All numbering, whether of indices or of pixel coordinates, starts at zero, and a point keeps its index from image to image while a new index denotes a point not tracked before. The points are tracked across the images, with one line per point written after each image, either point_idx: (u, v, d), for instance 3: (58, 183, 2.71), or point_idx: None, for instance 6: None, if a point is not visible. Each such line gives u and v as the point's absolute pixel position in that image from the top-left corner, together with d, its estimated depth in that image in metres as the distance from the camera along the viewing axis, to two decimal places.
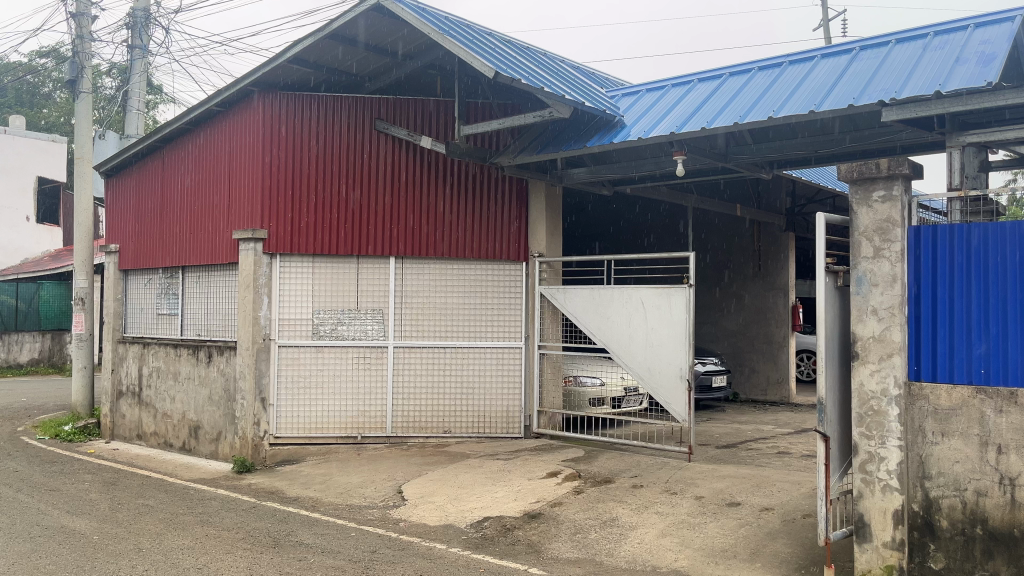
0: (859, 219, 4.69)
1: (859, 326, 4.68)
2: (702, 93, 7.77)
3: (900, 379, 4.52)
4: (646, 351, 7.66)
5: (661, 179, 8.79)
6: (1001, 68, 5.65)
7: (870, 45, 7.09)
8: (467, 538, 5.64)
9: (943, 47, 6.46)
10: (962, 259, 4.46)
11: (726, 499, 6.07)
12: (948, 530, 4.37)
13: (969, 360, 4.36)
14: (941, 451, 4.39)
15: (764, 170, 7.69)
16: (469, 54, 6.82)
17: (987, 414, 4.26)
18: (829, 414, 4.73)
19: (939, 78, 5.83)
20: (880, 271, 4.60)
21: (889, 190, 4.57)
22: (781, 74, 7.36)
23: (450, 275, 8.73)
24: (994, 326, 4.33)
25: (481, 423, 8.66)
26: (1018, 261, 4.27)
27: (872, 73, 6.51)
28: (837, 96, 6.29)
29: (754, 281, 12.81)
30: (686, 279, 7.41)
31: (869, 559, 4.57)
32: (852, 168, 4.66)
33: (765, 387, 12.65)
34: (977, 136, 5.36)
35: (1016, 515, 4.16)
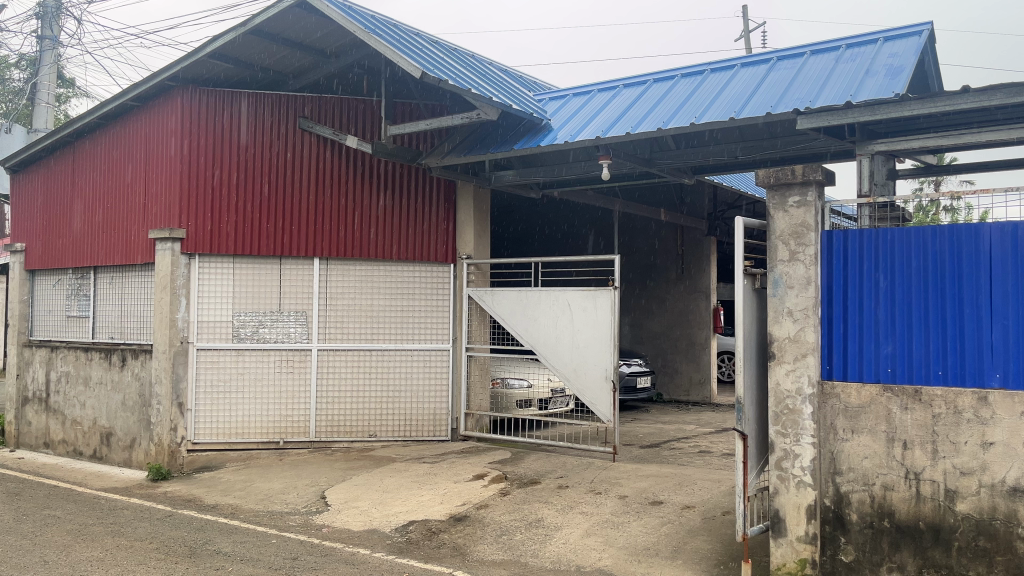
0: (776, 223, 4.83)
1: (775, 327, 4.81)
2: (627, 98, 7.91)
3: (814, 378, 4.67)
4: (572, 352, 7.73)
5: (588, 183, 8.90)
6: (907, 80, 5.96)
7: (787, 56, 7.36)
8: (391, 542, 5.58)
9: (854, 59, 6.75)
10: (872, 262, 4.66)
11: (649, 498, 6.17)
12: (858, 523, 4.54)
13: (877, 360, 4.56)
14: (850, 447, 4.57)
15: (686, 175, 7.86)
16: (395, 53, 6.76)
17: (893, 411, 4.46)
18: (746, 413, 4.85)
19: (850, 89, 6.09)
20: (795, 274, 4.74)
21: (804, 196, 4.73)
22: (704, 81, 7.54)
23: (376, 277, 8.63)
24: (900, 328, 4.54)
25: (407, 426, 8.58)
26: (922, 266, 4.51)
27: (788, 82, 6.75)
28: (755, 103, 6.49)
29: (678, 284, 13.08)
30: (612, 281, 7.53)
31: (784, 553, 4.70)
32: (770, 174, 4.78)
33: (688, 387, 12.91)
34: (885, 144, 5.57)
35: (921, 508, 4.35)
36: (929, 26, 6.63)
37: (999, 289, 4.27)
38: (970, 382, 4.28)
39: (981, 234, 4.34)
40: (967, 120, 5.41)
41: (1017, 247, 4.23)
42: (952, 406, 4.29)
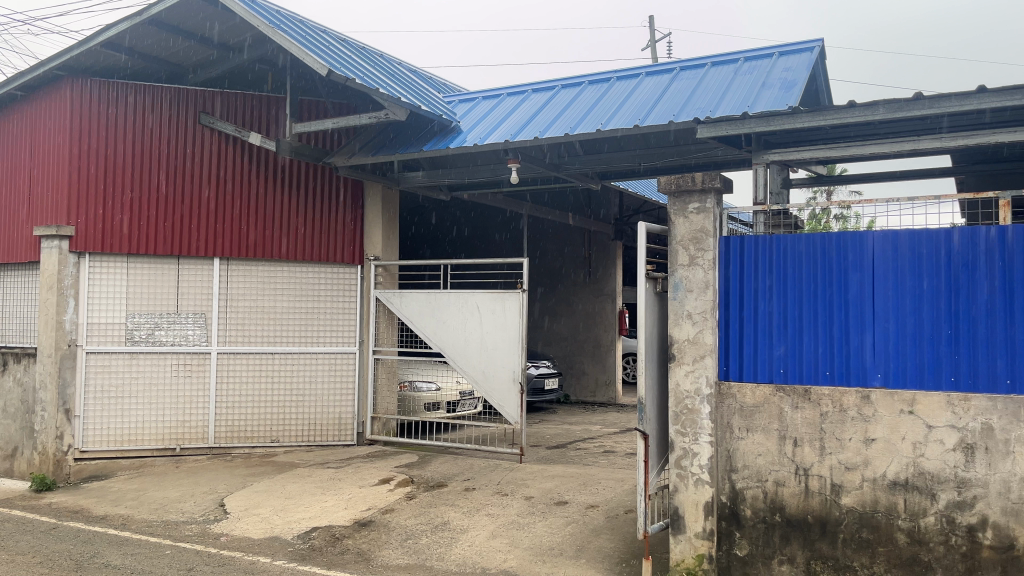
0: (676, 229, 4.96)
1: (675, 329, 4.93)
2: (536, 102, 8.00)
3: (711, 379, 4.82)
4: (480, 355, 7.75)
5: (497, 186, 8.95)
6: (800, 94, 6.25)
7: (689, 66, 7.60)
8: (293, 549, 5.45)
9: (752, 71, 7.03)
10: (765, 268, 4.86)
11: (555, 498, 6.25)
12: (752, 518, 4.71)
13: (771, 361, 4.76)
14: (745, 445, 4.74)
15: (594, 181, 7.99)
16: (301, 50, 6.62)
17: (785, 410, 4.65)
18: (647, 413, 4.97)
19: (748, 100, 6.35)
20: (694, 278, 4.89)
21: (703, 203, 4.88)
22: (609, 88, 7.71)
23: (279, 278, 8.42)
24: (791, 330, 4.76)
25: (311, 431, 8.41)
26: (813, 271, 4.73)
27: (690, 92, 6.97)
28: (659, 111, 6.67)
29: (585, 287, 13.28)
30: (520, 283, 7.58)
31: (683, 550, 4.83)
32: (671, 181, 4.92)
33: (594, 388, 13.12)
34: (779, 154, 5.82)
35: (810, 502, 4.55)
36: (819, 43, 6.99)
37: (880, 294, 4.53)
38: (854, 381, 4.52)
39: (865, 242, 4.59)
40: (854, 133, 5.70)
41: (897, 254, 4.50)
42: (838, 404, 4.51)
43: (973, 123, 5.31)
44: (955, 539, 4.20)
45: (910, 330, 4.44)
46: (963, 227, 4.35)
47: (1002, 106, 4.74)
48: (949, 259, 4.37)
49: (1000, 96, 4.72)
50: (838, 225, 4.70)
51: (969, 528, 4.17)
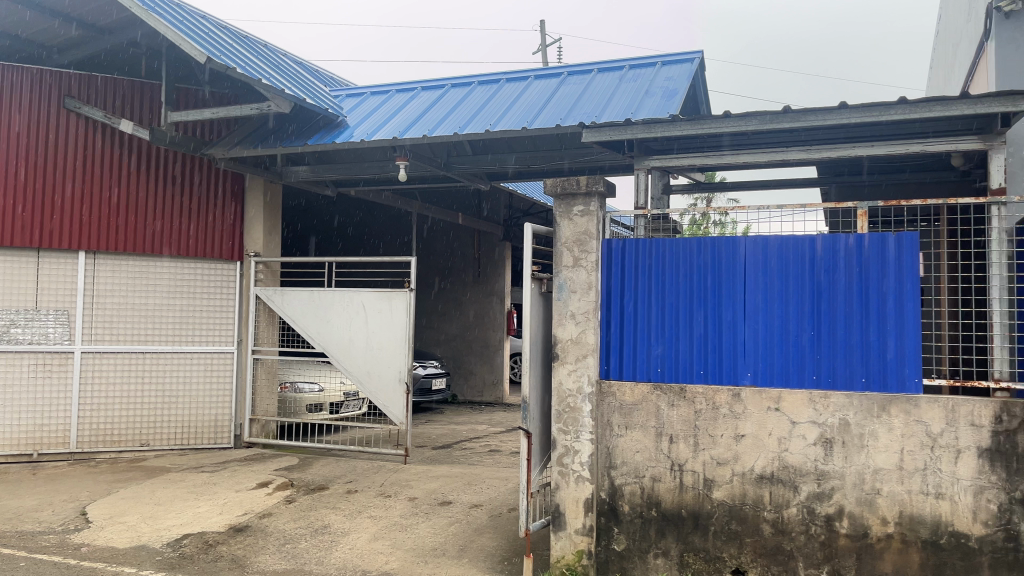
0: (562, 230, 5.04)
1: (559, 329, 5.04)
2: (425, 100, 7.97)
3: (593, 377, 4.94)
4: (365, 354, 7.63)
5: (385, 184, 8.85)
6: (680, 103, 6.48)
7: (576, 72, 7.77)
8: (162, 558, 5.19)
9: (636, 79, 7.24)
10: (645, 270, 5.02)
11: (438, 498, 6.23)
12: (629, 513, 4.84)
13: (649, 360, 4.92)
14: (624, 443, 4.87)
15: (482, 181, 8.02)
16: (176, 35, 6.34)
17: (662, 408, 4.80)
18: (531, 412, 5.04)
19: (631, 107, 6.53)
20: (578, 279, 4.99)
21: (587, 205, 4.98)
22: (499, 89, 7.76)
23: (152, 274, 8.01)
24: (669, 331, 4.93)
25: (184, 434, 8.06)
26: (689, 273, 4.91)
27: (577, 97, 7.11)
28: (546, 115, 6.77)
29: (473, 288, 13.32)
30: (407, 283, 7.52)
31: (563, 546, 4.93)
32: (557, 183, 5.00)
33: (481, 388, 13.16)
34: (660, 161, 6.03)
35: (684, 497, 4.72)
36: (699, 55, 7.30)
37: (751, 297, 4.76)
38: (726, 380, 4.73)
39: (737, 247, 4.81)
40: (730, 143, 5.95)
41: (766, 259, 4.73)
42: (711, 402, 4.69)
43: (836, 137, 5.65)
44: (815, 529, 4.44)
45: (777, 331, 4.68)
46: (825, 235, 4.62)
47: (862, 122, 5.06)
48: (813, 265, 4.64)
49: (860, 113, 5.04)
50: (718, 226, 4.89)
51: (828, 518, 4.42)
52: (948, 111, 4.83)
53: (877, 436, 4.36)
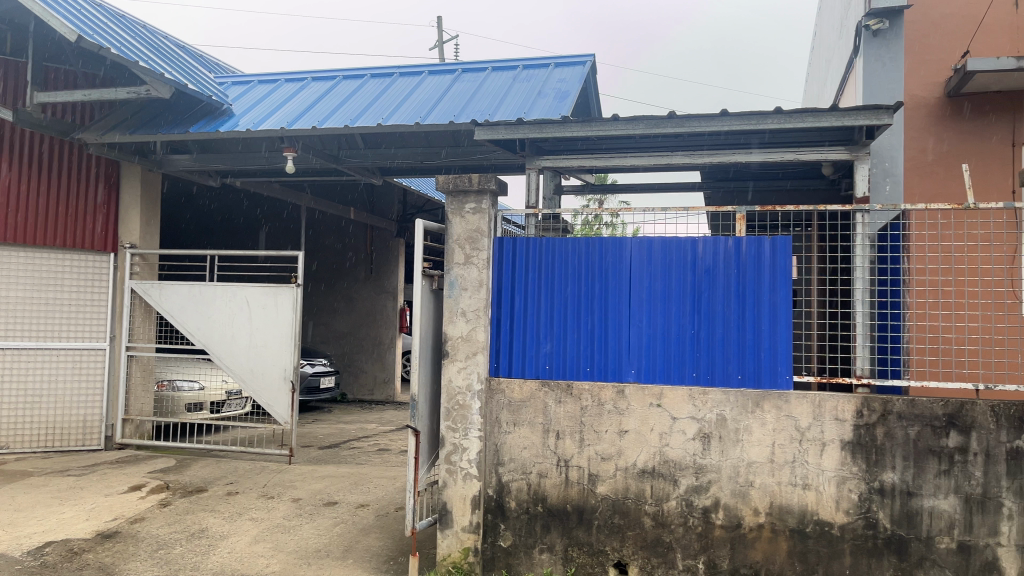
0: (453, 228, 5.03)
1: (449, 327, 5.02)
2: (315, 91, 7.79)
3: (482, 374, 4.95)
4: (249, 351, 7.37)
5: (272, 176, 8.60)
6: (572, 105, 6.59)
7: (470, 69, 7.77)
8: (20, 568, 4.84)
9: (529, 79, 7.31)
10: (535, 269, 5.07)
11: (323, 499, 6.09)
12: (516, 510, 4.88)
13: (537, 358, 4.98)
14: (512, 439, 4.91)
15: (375, 176, 7.90)
16: (45, 12, 5.94)
17: (549, 405, 4.86)
18: (419, 409, 5.00)
19: (524, 107, 6.58)
20: (469, 277, 5.00)
21: (479, 203, 4.98)
22: (392, 83, 7.67)
23: (13, 265, 7.40)
24: (557, 329, 5.00)
25: (48, 435, 7.57)
26: (578, 272, 5.00)
27: (470, 94, 7.11)
28: (440, 111, 6.73)
29: (365, 284, 13.12)
30: (294, 278, 7.33)
31: (449, 544, 4.93)
32: (449, 180, 4.97)
33: (372, 387, 12.98)
34: (550, 161, 6.11)
35: (569, 492, 4.80)
36: (591, 58, 7.45)
37: (636, 296, 4.88)
38: (611, 377, 4.83)
39: (623, 247, 4.92)
40: (618, 146, 6.10)
41: (651, 260, 4.87)
42: (597, 399, 4.79)
43: (718, 143, 5.88)
44: (692, 521, 4.60)
45: (659, 329, 4.82)
46: (706, 237, 4.80)
47: (741, 129, 5.29)
48: (694, 267, 4.81)
49: (739, 120, 5.26)
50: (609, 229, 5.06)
51: (704, 510, 4.58)
52: (819, 122, 5.10)
53: (751, 430, 4.55)
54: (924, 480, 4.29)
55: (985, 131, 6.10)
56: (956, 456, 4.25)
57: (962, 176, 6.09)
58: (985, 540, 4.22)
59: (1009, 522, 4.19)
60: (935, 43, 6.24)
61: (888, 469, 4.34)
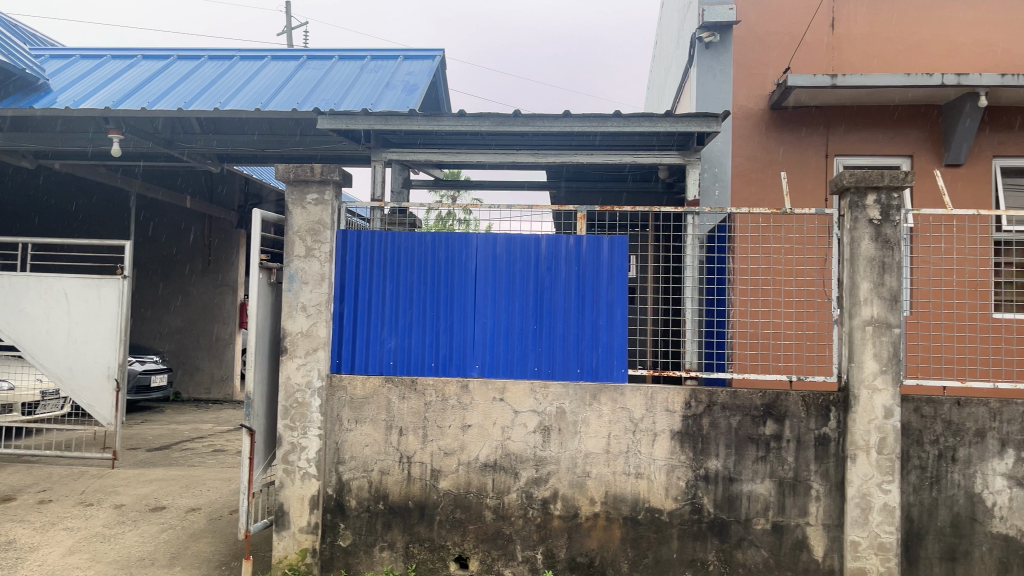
0: (293, 219, 4.85)
1: (288, 321, 4.85)
2: (147, 70, 7.32)
3: (323, 371, 4.83)
4: (68, 348, 6.82)
5: (96, 159, 7.99)
6: (420, 98, 6.54)
7: (315, 57, 7.57)
8: None
9: (377, 70, 7.20)
10: (380, 262, 4.99)
11: (150, 504, 5.73)
12: (356, 508, 4.80)
13: (381, 353, 4.93)
14: (353, 437, 4.82)
15: (212, 163, 7.53)
16: None
17: (392, 401, 4.81)
18: (255, 408, 4.80)
19: (372, 98, 6.46)
20: (309, 270, 4.85)
21: (321, 194, 4.84)
22: (231, 66, 7.35)
23: None
24: (402, 324, 4.95)
25: None
26: (424, 266, 4.97)
27: (316, 82, 6.91)
28: (282, 98, 6.50)
29: (203, 277, 12.49)
30: (121, 269, 6.85)
31: (286, 546, 4.75)
32: (289, 169, 4.80)
33: (209, 385, 12.37)
34: (397, 154, 6.02)
35: (411, 489, 4.76)
36: (439, 53, 7.46)
37: (481, 291, 4.92)
38: (455, 373, 4.86)
39: (469, 243, 4.95)
40: (464, 142, 6.13)
41: (496, 255, 4.92)
42: (440, 394, 4.78)
43: (560, 144, 6.03)
44: (532, 512, 4.69)
45: (504, 325, 4.88)
46: (549, 235, 4.90)
47: (582, 130, 5.45)
48: (537, 263, 4.90)
49: (580, 122, 5.42)
50: (462, 228, 4.95)
51: (543, 501, 4.69)
52: (655, 127, 5.35)
53: (588, 422, 4.69)
54: (744, 466, 4.58)
55: (803, 143, 6.60)
56: (771, 442, 4.57)
57: (781, 183, 6.57)
58: (796, 520, 4.54)
59: (816, 503, 4.53)
60: (762, 58, 6.69)
61: (712, 457, 4.60)
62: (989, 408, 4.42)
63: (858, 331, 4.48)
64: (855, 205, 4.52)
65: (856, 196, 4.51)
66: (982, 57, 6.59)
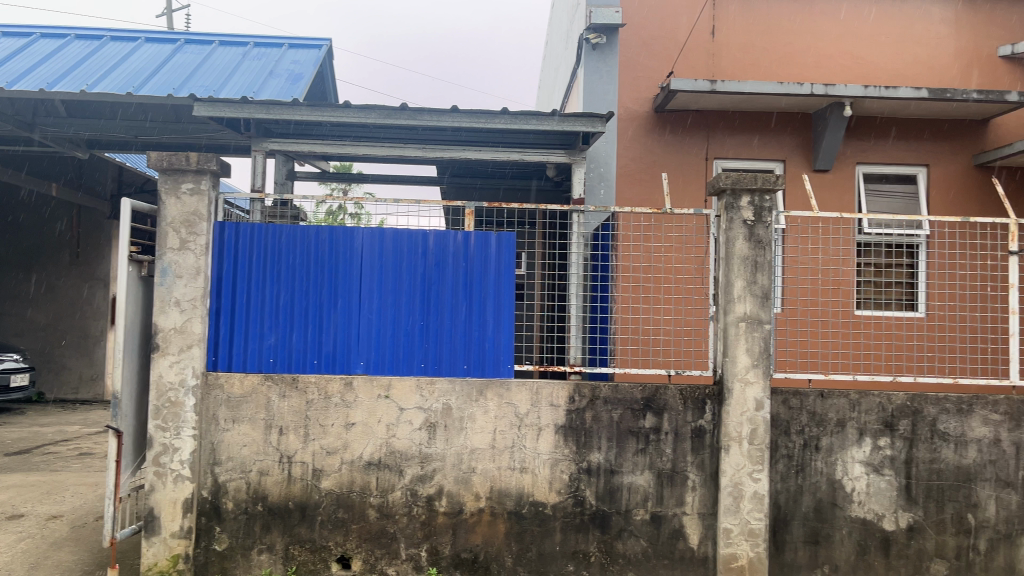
0: (167, 210, 4.63)
1: (160, 317, 4.62)
2: (6, 47, 6.83)
3: (198, 369, 4.63)
4: None
5: None
6: (305, 88, 6.38)
7: (194, 41, 7.26)
8: None
9: (260, 57, 6.97)
10: (260, 256, 4.83)
11: (6, 512, 5.35)
12: (232, 510, 4.63)
13: (260, 351, 4.77)
14: (230, 437, 4.65)
15: (79, 149, 7.10)
16: None
17: (272, 399, 4.66)
18: (122, 408, 4.55)
19: (254, 86, 6.25)
20: (184, 263, 4.64)
21: (198, 184, 4.64)
22: (101, 47, 6.96)
23: None
24: (282, 321, 4.80)
25: None
26: (306, 261, 4.83)
27: (194, 67, 6.63)
28: (157, 82, 6.21)
29: (73, 270, 11.79)
30: None
31: (156, 553, 4.54)
32: (162, 157, 4.58)
33: (77, 385, 11.65)
34: (279, 145, 5.85)
35: (292, 489, 4.63)
36: (326, 43, 7.31)
37: (366, 286, 4.84)
38: (338, 370, 4.76)
39: (354, 238, 4.85)
40: (351, 135, 6.02)
41: (381, 250, 4.85)
42: (323, 392, 4.67)
43: (448, 140, 6.02)
44: (416, 509, 4.65)
45: (389, 321, 4.82)
46: (437, 230, 4.86)
47: (470, 126, 5.45)
48: (424, 259, 4.86)
49: (468, 117, 5.41)
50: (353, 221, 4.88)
51: (428, 498, 4.66)
52: (541, 125, 5.41)
53: (474, 418, 4.69)
54: (625, 458, 4.69)
55: (685, 145, 6.82)
56: (650, 435, 4.70)
57: (663, 184, 6.77)
58: (673, 510, 4.69)
59: (692, 493, 4.69)
60: (647, 62, 6.88)
61: (594, 450, 4.69)
62: (849, 399, 4.69)
63: (733, 327, 4.66)
64: (730, 206, 4.70)
65: (731, 197, 4.70)
66: (848, 69, 6.99)
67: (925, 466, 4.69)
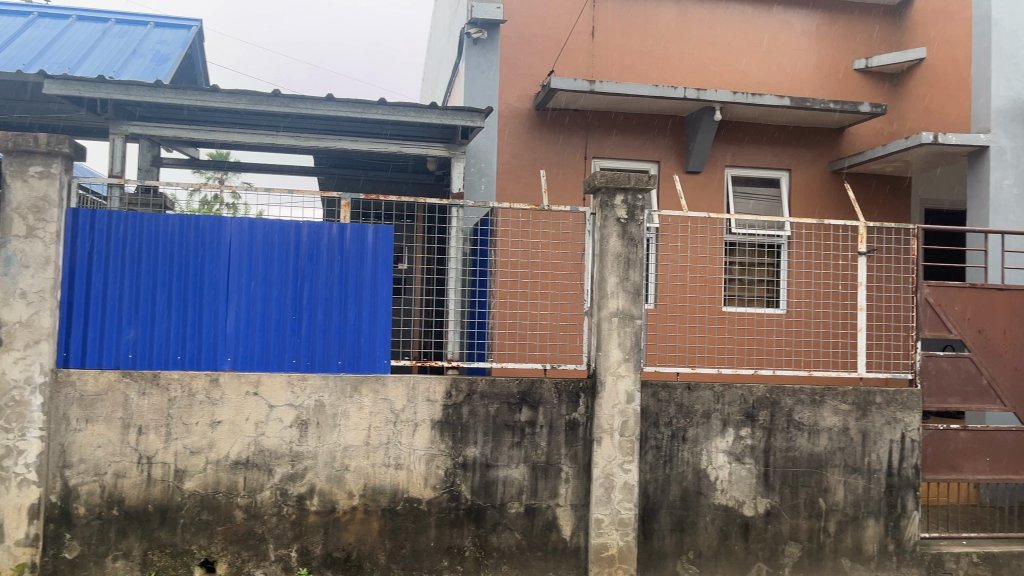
0: (12, 194, 4.32)
1: (3, 309, 4.30)
2: None
3: (46, 366, 4.32)
4: None
5: None
6: (172, 70, 6.07)
7: (48, 15, 6.78)
8: None
9: (122, 35, 6.58)
10: (119, 246, 4.55)
11: None
12: (85, 516, 4.35)
13: (118, 346, 4.50)
14: (83, 438, 4.36)
15: None
16: None
17: (130, 397, 4.41)
18: None
19: (114, 65, 5.91)
20: (32, 252, 4.32)
21: (47, 167, 4.35)
22: None
23: None
24: (143, 314, 4.54)
25: None
26: (170, 251, 4.59)
27: (47, 42, 6.20)
28: (4, 58, 5.78)
29: None
30: None
31: None
32: (6, 138, 4.26)
33: None
34: (140, 128, 5.54)
35: (151, 492, 4.40)
36: (196, 24, 6.99)
37: (235, 279, 4.65)
38: (203, 366, 4.55)
39: (222, 229, 4.64)
40: (220, 121, 5.77)
41: (251, 241, 4.67)
42: (187, 389, 4.46)
43: (323, 129, 5.87)
44: (286, 509, 4.51)
45: (259, 315, 4.65)
46: (311, 222, 4.73)
47: (347, 116, 5.33)
48: (297, 251, 4.72)
49: (345, 107, 5.30)
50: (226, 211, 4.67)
51: (299, 497, 4.52)
52: (420, 117, 5.35)
53: (348, 414, 4.59)
54: (500, 452, 4.71)
55: (564, 143, 6.93)
56: (526, 428, 4.75)
57: (543, 181, 6.86)
58: (547, 502, 4.75)
59: (565, 485, 4.76)
60: (528, 59, 6.94)
61: (470, 444, 4.69)
62: (714, 392, 4.90)
63: (605, 322, 4.77)
64: (605, 204, 4.81)
65: (606, 196, 4.80)
66: (719, 75, 7.29)
67: (782, 454, 4.95)
